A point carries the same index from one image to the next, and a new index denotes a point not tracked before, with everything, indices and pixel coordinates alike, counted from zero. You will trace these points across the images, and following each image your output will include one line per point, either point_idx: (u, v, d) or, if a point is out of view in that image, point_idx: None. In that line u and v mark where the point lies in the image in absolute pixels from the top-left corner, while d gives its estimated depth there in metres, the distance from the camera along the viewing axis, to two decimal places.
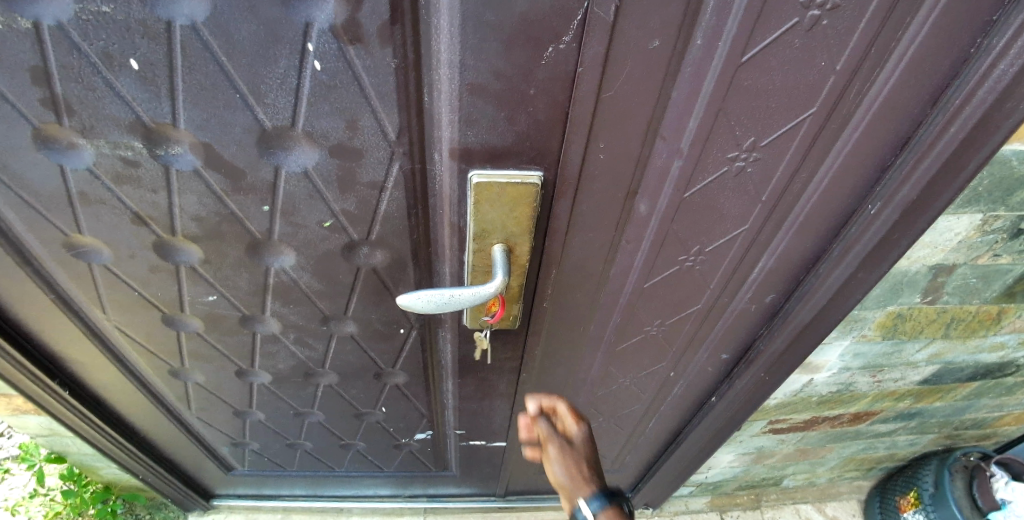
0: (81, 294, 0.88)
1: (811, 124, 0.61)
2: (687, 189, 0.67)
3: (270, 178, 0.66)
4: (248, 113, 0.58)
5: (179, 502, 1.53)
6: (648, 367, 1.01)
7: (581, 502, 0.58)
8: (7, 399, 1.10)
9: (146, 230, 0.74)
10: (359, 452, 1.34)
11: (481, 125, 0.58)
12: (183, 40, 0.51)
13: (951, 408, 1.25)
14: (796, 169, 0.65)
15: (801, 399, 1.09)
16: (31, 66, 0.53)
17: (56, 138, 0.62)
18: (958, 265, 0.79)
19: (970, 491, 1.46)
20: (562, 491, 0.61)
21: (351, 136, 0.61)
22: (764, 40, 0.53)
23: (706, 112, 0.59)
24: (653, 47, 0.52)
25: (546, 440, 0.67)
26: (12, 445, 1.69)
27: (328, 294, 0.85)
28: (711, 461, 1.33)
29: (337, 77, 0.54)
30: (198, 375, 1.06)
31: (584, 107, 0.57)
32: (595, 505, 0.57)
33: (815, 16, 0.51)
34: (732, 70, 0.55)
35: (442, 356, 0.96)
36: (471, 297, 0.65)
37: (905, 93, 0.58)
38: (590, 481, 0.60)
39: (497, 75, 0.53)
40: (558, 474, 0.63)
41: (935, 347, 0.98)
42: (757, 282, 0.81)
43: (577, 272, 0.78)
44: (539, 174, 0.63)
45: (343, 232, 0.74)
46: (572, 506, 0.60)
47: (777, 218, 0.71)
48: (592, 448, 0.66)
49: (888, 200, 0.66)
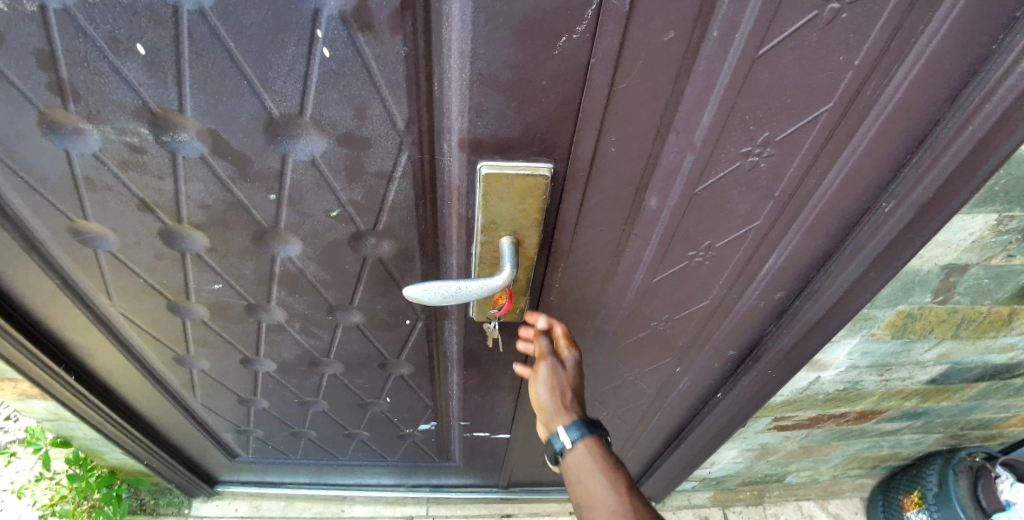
0: (86, 280, 0.88)
1: (826, 121, 0.60)
2: (698, 184, 0.66)
3: (278, 166, 0.66)
4: (256, 100, 0.57)
5: (184, 487, 1.54)
6: (654, 362, 1.00)
7: (561, 429, 0.67)
8: (12, 383, 1.10)
9: (152, 217, 0.74)
10: (362, 441, 1.34)
11: (491, 116, 0.57)
12: (191, 24, 0.50)
13: (957, 408, 1.25)
14: (810, 166, 0.64)
15: (806, 396, 1.08)
16: (37, 50, 0.53)
17: (62, 123, 0.61)
18: (971, 265, 0.78)
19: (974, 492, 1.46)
20: (545, 411, 0.70)
21: (360, 125, 0.60)
22: (781, 34, 0.52)
23: (720, 107, 0.58)
24: (668, 39, 0.51)
25: (540, 362, 0.73)
26: (19, 428, 1.71)
27: (334, 284, 0.85)
28: (714, 457, 1.34)
29: (346, 64, 0.54)
30: (203, 362, 1.06)
31: (596, 99, 0.56)
32: (574, 432, 0.66)
33: (835, 9, 0.50)
34: (748, 64, 0.54)
35: (447, 347, 0.96)
36: (479, 289, 0.65)
37: (924, 91, 0.56)
38: (572, 410, 0.68)
39: (508, 65, 0.52)
40: (543, 397, 0.70)
41: (944, 347, 0.97)
42: (767, 279, 0.81)
43: (584, 265, 0.78)
44: (549, 167, 0.62)
45: (350, 222, 0.74)
46: (553, 427, 0.68)
47: (789, 214, 0.70)
48: (579, 376, 0.73)
49: (902, 198, 0.66)
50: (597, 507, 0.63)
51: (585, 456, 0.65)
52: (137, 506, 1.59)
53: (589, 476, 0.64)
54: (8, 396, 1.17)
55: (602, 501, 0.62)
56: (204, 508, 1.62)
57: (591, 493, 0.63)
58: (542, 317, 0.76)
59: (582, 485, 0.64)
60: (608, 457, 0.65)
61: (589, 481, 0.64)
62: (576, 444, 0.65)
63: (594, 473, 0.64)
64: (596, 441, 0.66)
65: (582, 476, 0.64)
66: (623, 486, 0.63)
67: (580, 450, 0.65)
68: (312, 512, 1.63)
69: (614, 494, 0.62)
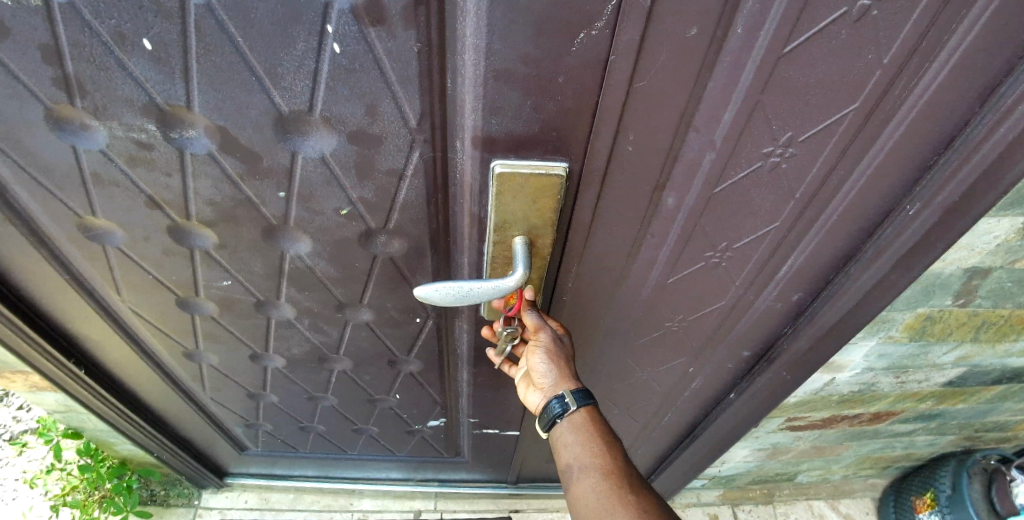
0: (95, 275, 0.87)
1: (852, 121, 0.58)
2: (717, 183, 0.65)
3: (287, 163, 0.65)
4: (265, 96, 0.56)
5: (193, 478, 1.56)
6: (666, 362, 1.00)
7: (568, 392, 0.69)
8: (23, 375, 1.11)
9: (160, 213, 0.73)
10: (371, 436, 1.35)
11: (506, 114, 0.55)
12: (198, 19, 0.49)
13: (972, 410, 1.24)
14: (833, 166, 0.63)
15: (820, 397, 1.08)
16: (42, 44, 0.52)
17: (68, 119, 0.60)
18: (994, 268, 0.77)
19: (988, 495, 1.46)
20: (545, 379, 0.72)
21: (371, 122, 0.59)
22: (808, 31, 0.50)
23: (743, 104, 0.56)
24: (690, 35, 0.49)
25: (538, 331, 0.74)
26: (31, 418, 1.73)
27: (344, 281, 0.84)
28: (725, 456, 1.33)
29: (357, 60, 0.52)
30: (212, 356, 1.06)
31: (614, 96, 0.54)
32: (578, 397, 0.69)
33: (865, 6, 0.48)
34: (773, 61, 0.52)
35: (457, 345, 0.95)
36: (491, 290, 0.64)
37: (954, 91, 0.54)
38: (574, 378, 0.72)
39: (524, 60, 0.50)
40: (543, 366, 0.72)
41: (962, 350, 0.96)
42: (784, 281, 0.79)
43: (598, 264, 0.77)
44: (564, 165, 0.61)
45: (360, 220, 0.73)
46: (554, 392, 0.71)
47: (810, 215, 0.69)
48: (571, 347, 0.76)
49: (927, 201, 0.64)
50: (589, 466, 0.64)
51: (585, 419, 0.68)
52: (147, 496, 1.62)
53: (587, 436, 0.67)
54: (19, 388, 1.17)
55: (596, 460, 0.65)
56: (213, 499, 1.64)
57: (585, 453, 0.66)
58: (529, 286, 0.74)
59: (577, 444, 0.67)
60: (604, 425, 0.69)
61: (586, 442, 0.67)
62: (581, 408, 0.68)
63: (592, 434, 0.67)
64: (594, 409, 0.70)
65: (580, 436, 0.67)
66: (616, 450, 0.66)
67: (582, 412, 0.69)
68: (320, 504, 1.66)
69: (609, 455, 0.65)
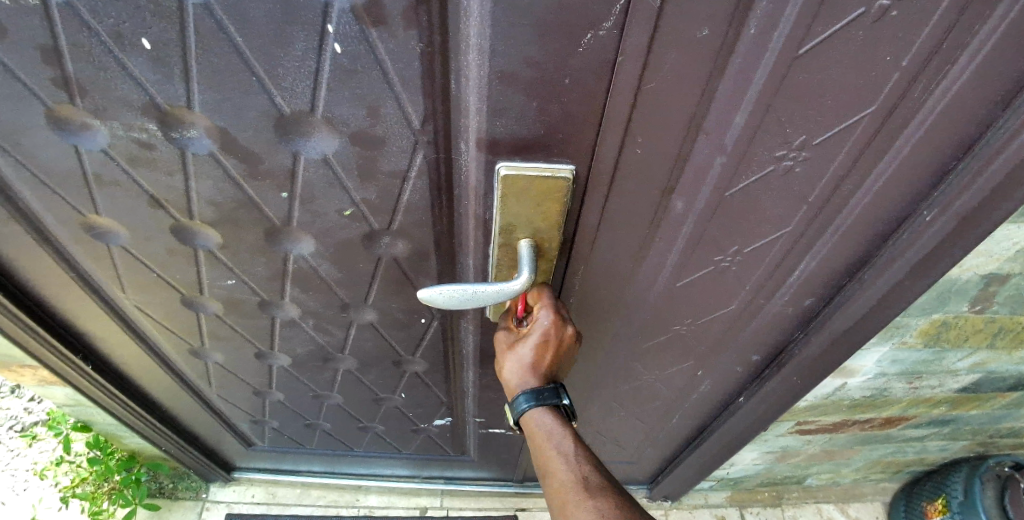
0: (100, 272, 0.87)
1: (869, 123, 0.56)
2: (728, 188, 0.63)
3: (289, 164, 0.64)
4: (265, 97, 0.55)
5: (201, 471, 1.57)
6: (674, 365, 0.99)
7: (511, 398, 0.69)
8: (32, 370, 1.12)
9: (163, 213, 0.73)
10: (377, 434, 1.35)
11: (510, 116, 0.54)
12: (196, 20, 0.47)
13: (986, 416, 1.22)
14: (848, 171, 0.61)
15: (831, 402, 1.06)
16: (40, 44, 0.51)
17: (69, 119, 0.60)
18: (1012, 275, 0.74)
19: (1002, 501, 1.45)
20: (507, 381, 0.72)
21: (373, 123, 0.58)
22: (824, 31, 0.47)
23: (755, 107, 0.54)
24: (700, 36, 0.47)
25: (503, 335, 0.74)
26: (42, 410, 1.76)
27: (348, 281, 0.83)
28: (733, 458, 1.33)
29: (358, 60, 0.51)
30: (218, 354, 1.06)
31: (622, 98, 0.52)
32: (520, 403, 0.68)
33: (884, 6, 0.45)
34: (787, 63, 0.50)
35: (462, 346, 0.95)
36: (496, 294, 0.63)
37: (975, 94, 0.52)
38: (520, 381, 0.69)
39: (530, 63, 0.49)
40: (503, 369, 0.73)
41: (978, 356, 0.94)
42: (796, 285, 0.78)
43: (605, 267, 0.76)
44: (570, 169, 0.59)
45: (363, 222, 0.72)
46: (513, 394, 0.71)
47: (822, 220, 0.67)
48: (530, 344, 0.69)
49: (944, 209, 0.62)
50: (546, 473, 0.65)
51: (536, 424, 0.67)
52: (156, 489, 1.65)
53: (542, 441, 0.66)
54: (29, 382, 1.19)
55: (550, 467, 0.64)
56: (221, 493, 1.66)
57: (542, 459, 0.65)
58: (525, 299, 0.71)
59: (536, 448, 0.67)
60: (559, 425, 0.66)
61: (541, 447, 0.66)
62: (524, 416, 0.68)
63: (551, 437, 0.65)
64: (545, 409, 0.67)
65: (536, 442, 0.66)
66: (572, 451, 0.64)
67: (529, 418, 0.67)
68: (327, 500, 1.67)
69: (561, 460, 0.64)
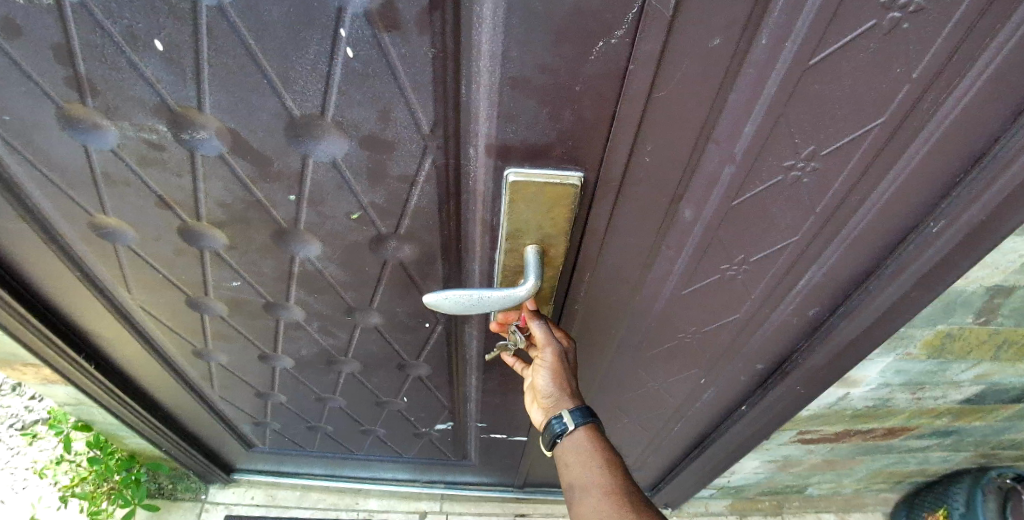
0: (106, 271, 0.87)
1: (879, 133, 0.56)
2: (736, 196, 0.64)
3: (298, 166, 0.64)
4: (276, 99, 0.55)
5: (200, 473, 1.57)
6: (678, 372, 0.99)
7: (566, 412, 0.70)
8: (34, 368, 1.12)
9: (171, 213, 0.73)
10: (378, 438, 1.35)
11: (522, 122, 0.54)
12: (211, 21, 0.48)
13: (989, 428, 1.22)
14: (856, 181, 0.61)
15: (834, 411, 1.06)
16: (54, 43, 0.51)
17: (81, 119, 0.60)
18: (1017, 287, 0.75)
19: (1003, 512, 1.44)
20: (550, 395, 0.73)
21: (383, 127, 0.58)
22: (834, 43, 0.48)
23: (765, 117, 0.55)
24: (713, 45, 0.48)
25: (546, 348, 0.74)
26: (43, 408, 1.75)
27: (353, 284, 0.83)
28: (735, 467, 1.33)
29: (370, 65, 0.51)
30: (221, 355, 1.06)
31: (633, 105, 0.53)
32: (577, 416, 0.69)
33: (896, 18, 0.46)
34: (798, 73, 0.50)
35: (467, 351, 0.95)
36: (502, 299, 0.63)
37: (984, 107, 0.52)
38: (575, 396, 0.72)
39: (543, 70, 0.49)
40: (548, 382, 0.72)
41: (981, 368, 0.94)
42: (802, 294, 0.78)
43: (611, 274, 0.76)
44: (580, 175, 0.60)
45: (371, 225, 0.72)
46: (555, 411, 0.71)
47: (829, 230, 0.67)
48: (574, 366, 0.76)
49: (952, 220, 0.62)
50: (590, 485, 0.64)
51: (585, 438, 0.68)
52: (155, 489, 1.64)
53: (589, 456, 0.66)
54: (31, 381, 1.19)
55: (596, 479, 0.64)
56: (220, 494, 1.65)
57: (586, 472, 0.65)
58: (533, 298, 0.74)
59: (580, 462, 0.67)
60: (605, 442, 0.69)
61: (587, 461, 0.66)
62: (577, 431, 0.68)
63: (597, 454, 0.66)
64: (596, 429, 0.70)
65: (582, 456, 0.67)
66: (618, 467, 0.66)
67: (578, 434, 0.68)
68: (326, 503, 1.66)
69: (609, 474, 0.65)
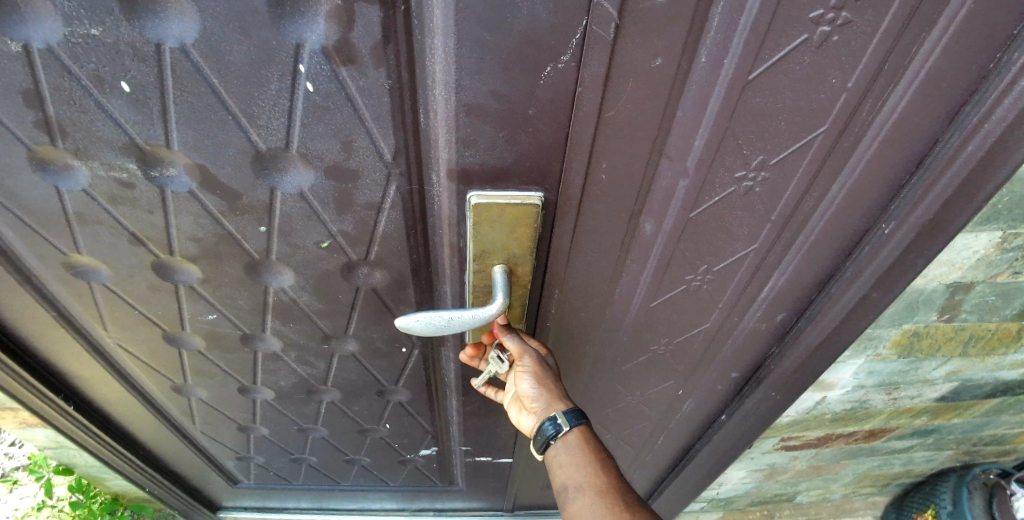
0: (82, 310, 0.87)
1: (823, 142, 0.58)
2: (693, 208, 0.65)
3: (267, 199, 0.65)
4: (242, 134, 0.56)
5: (185, 511, 1.54)
6: (655, 385, 0.99)
7: (558, 413, 0.69)
8: (13, 412, 1.10)
9: (144, 249, 0.73)
10: (363, 467, 1.33)
11: (480, 146, 0.55)
12: (174, 61, 0.49)
13: (969, 425, 1.22)
14: (807, 188, 0.63)
15: (814, 416, 1.06)
16: (22, 88, 0.52)
17: (52, 161, 0.61)
18: (976, 282, 0.76)
19: (990, 509, 1.44)
20: (537, 401, 0.72)
21: (347, 157, 0.59)
22: (770, 57, 0.50)
23: (713, 131, 0.56)
24: (655, 65, 0.49)
25: (521, 358, 0.72)
26: (23, 455, 1.70)
27: (327, 312, 0.84)
28: (721, 477, 1.32)
29: (331, 98, 0.52)
30: (202, 390, 1.06)
31: (585, 125, 0.54)
32: (571, 418, 0.69)
33: (826, 32, 0.48)
34: (739, 88, 0.52)
35: (445, 373, 0.95)
36: (472, 318, 0.64)
37: (921, 111, 0.54)
38: (565, 399, 0.72)
39: (495, 95, 0.51)
40: (532, 388, 0.71)
41: (952, 365, 0.96)
42: (768, 300, 0.79)
43: (579, 291, 0.77)
44: (540, 196, 0.61)
45: (341, 253, 0.73)
46: (545, 414, 0.71)
47: (787, 237, 0.69)
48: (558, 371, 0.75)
49: (902, 221, 0.64)
50: (585, 484, 0.63)
51: (578, 440, 0.68)
52: None
53: (584, 457, 0.66)
54: (9, 425, 1.17)
55: (591, 479, 0.64)
56: None
57: (580, 472, 0.65)
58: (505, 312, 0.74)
59: (573, 463, 0.66)
60: (597, 444, 0.69)
61: (583, 462, 0.66)
62: (570, 432, 0.68)
63: (590, 455, 0.66)
64: (587, 430, 0.69)
65: (576, 456, 0.66)
66: (612, 469, 0.66)
67: (571, 435, 0.68)
68: None
69: (603, 474, 0.64)
